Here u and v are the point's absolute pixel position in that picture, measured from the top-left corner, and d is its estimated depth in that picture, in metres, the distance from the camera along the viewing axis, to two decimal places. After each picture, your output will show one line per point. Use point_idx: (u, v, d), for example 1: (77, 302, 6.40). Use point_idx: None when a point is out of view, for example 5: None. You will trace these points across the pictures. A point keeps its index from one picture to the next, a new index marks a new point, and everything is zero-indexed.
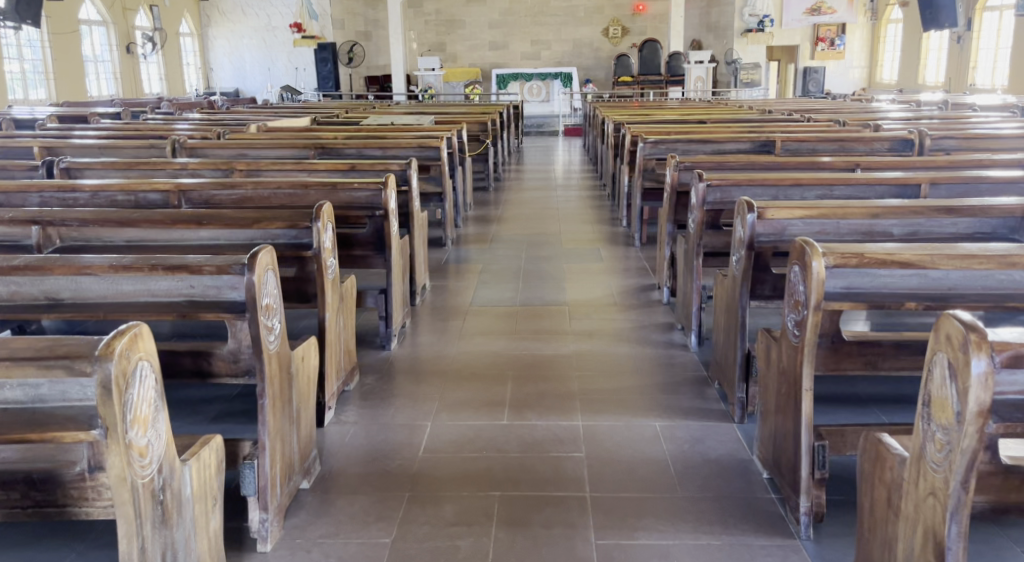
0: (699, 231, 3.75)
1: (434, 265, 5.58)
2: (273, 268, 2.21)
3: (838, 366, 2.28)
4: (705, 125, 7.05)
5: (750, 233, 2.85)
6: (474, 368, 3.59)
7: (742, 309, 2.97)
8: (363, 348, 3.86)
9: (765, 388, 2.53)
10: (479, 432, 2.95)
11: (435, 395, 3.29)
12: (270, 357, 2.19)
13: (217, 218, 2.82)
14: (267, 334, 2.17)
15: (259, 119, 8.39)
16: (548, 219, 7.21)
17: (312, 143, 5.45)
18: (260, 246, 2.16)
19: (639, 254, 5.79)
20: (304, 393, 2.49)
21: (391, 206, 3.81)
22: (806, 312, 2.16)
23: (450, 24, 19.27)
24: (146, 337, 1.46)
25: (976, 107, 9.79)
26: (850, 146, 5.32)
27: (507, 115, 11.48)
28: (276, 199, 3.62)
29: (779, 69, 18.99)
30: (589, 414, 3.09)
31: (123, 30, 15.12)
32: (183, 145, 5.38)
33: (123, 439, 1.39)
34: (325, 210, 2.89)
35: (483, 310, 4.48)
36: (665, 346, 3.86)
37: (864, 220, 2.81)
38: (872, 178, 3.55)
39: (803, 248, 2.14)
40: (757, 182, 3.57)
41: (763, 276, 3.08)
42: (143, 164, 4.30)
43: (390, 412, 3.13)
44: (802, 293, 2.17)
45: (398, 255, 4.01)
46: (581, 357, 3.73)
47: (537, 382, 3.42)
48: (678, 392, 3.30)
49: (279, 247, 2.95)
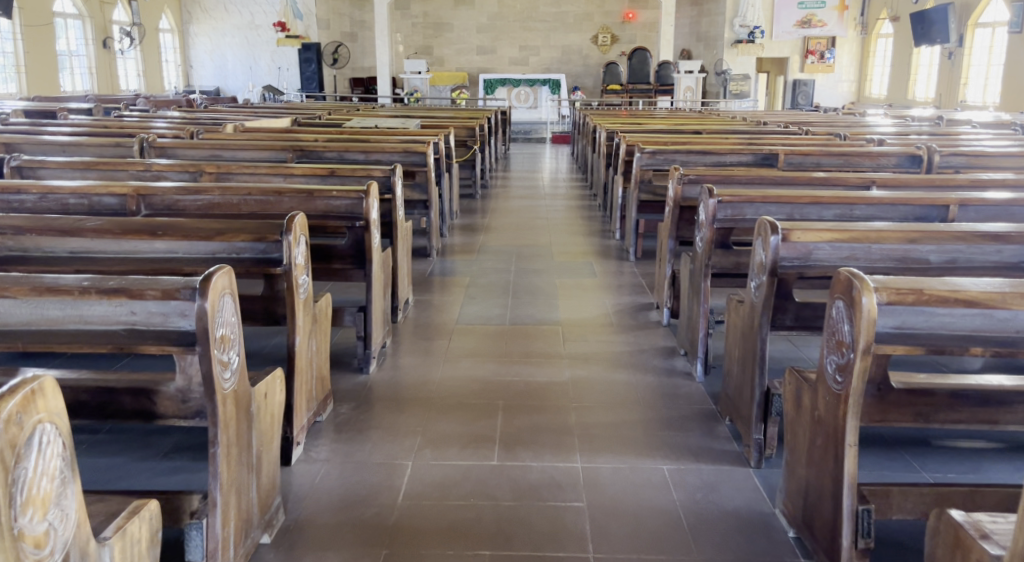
0: (710, 250, 3.40)
1: (417, 277, 5.26)
2: (230, 292, 1.88)
3: (884, 417, 1.97)
4: (701, 136, 6.79)
5: (773, 257, 2.56)
6: (461, 396, 3.26)
7: (761, 341, 2.68)
8: (337, 371, 3.52)
9: (793, 437, 2.23)
10: (466, 474, 2.63)
11: (418, 428, 2.96)
12: (225, 398, 1.86)
13: (176, 229, 2.51)
14: (221, 370, 1.84)
15: (236, 119, 8.06)
16: (536, 230, 6.90)
17: (290, 145, 5.12)
18: (215, 266, 1.83)
19: (633, 270, 5.48)
20: (266, 436, 2.15)
21: (373, 216, 3.47)
22: (851, 356, 1.86)
23: (437, 27, 18.94)
24: (48, 394, 1.14)
25: (973, 123, 9.58)
26: (857, 161, 5.05)
27: (494, 122, 11.20)
28: (246, 207, 3.31)
29: (768, 81, 18.82)
30: (588, 453, 2.78)
31: (100, 24, 14.72)
32: (152, 143, 5.04)
33: (10, 530, 1.06)
34: (298, 222, 2.58)
35: (468, 329, 4.16)
36: (667, 374, 3.55)
37: (898, 246, 2.53)
38: (895, 199, 3.28)
39: (849, 281, 1.85)
40: (773, 200, 3.30)
41: (784, 304, 2.78)
42: (103, 164, 3.98)
43: (367, 448, 2.79)
44: (847, 334, 1.87)
45: (379, 269, 3.68)
46: (576, 385, 3.41)
47: (530, 414, 3.10)
48: (685, 428, 3.00)
49: (245, 264, 2.60)
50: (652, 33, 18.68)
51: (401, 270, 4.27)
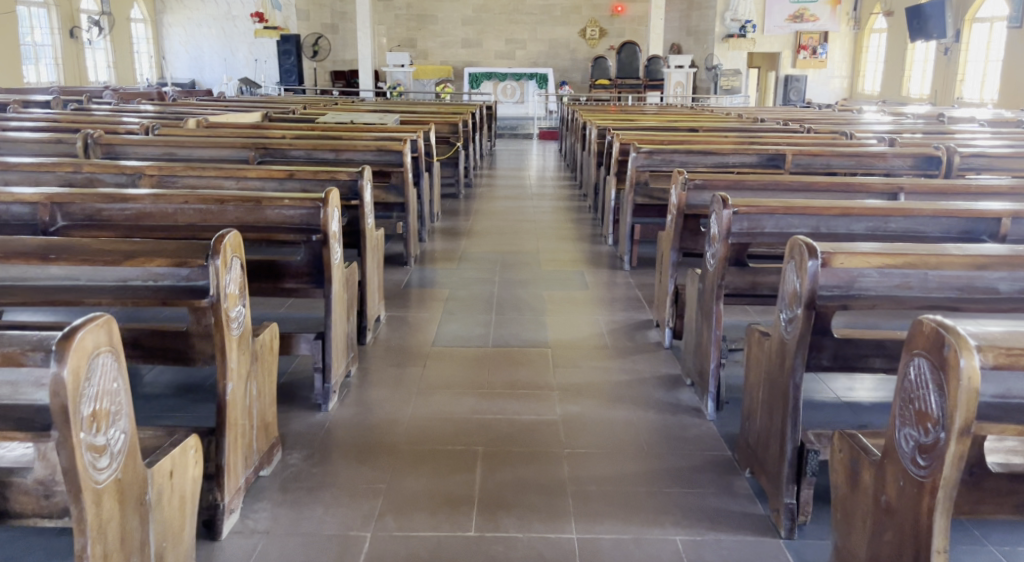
0: (722, 269, 2.94)
1: (391, 289, 4.78)
2: (109, 349, 1.38)
3: (975, 510, 1.53)
4: (698, 133, 6.32)
5: (811, 286, 2.11)
6: (433, 442, 2.77)
7: (794, 387, 2.21)
8: (291, 409, 3.02)
9: (847, 520, 1.77)
10: (436, 551, 2.16)
11: (381, 486, 2.47)
12: (99, 496, 1.37)
13: (75, 251, 2.03)
14: (92, 459, 1.35)
15: (203, 113, 7.51)
16: (521, 234, 6.42)
17: (252, 142, 4.60)
18: (89, 316, 1.34)
19: (628, 281, 5.02)
20: (171, 527, 1.67)
21: (333, 228, 2.95)
22: (940, 438, 1.38)
23: (421, 19, 18.39)
24: None
25: (978, 120, 9.14)
26: (870, 163, 4.59)
27: (479, 116, 10.70)
28: (184, 217, 2.80)
29: (759, 77, 18.41)
30: (584, 520, 2.32)
31: (66, 13, 14.13)
32: (98, 139, 4.58)
33: None
34: (229, 242, 2.09)
35: (445, 354, 3.67)
36: (672, 411, 3.08)
37: (962, 273, 2.07)
38: (938, 212, 2.83)
39: (939, 335, 1.37)
40: (799, 211, 2.81)
41: (821, 341, 2.31)
42: (25, 167, 3.46)
43: (315, 515, 2.31)
44: (935, 408, 1.39)
45: (342, 286, 3.17)
46: (569, 426, 2.93)
47: (514, 465, 2.62)
48: (697, 484, 2.53)
49: (164, 294, 2.11)
50: (641, 27, 18.20)
51: (370, 285, 3.78)
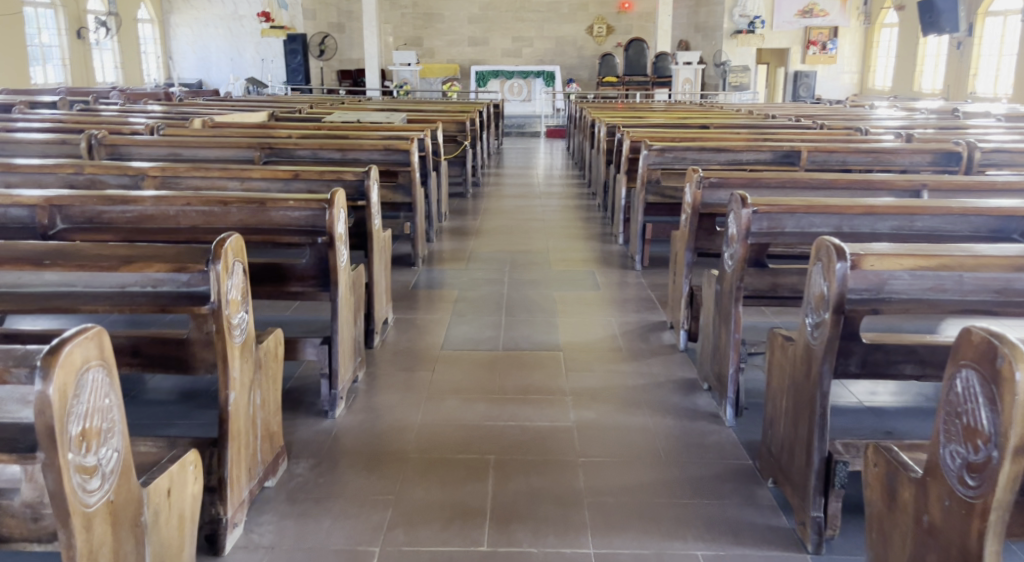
0: (741, 270, 2.84)
1: (398, 290, 4.70)
2: (99, 363, 1.29)
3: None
4: (710, 129, 6.21)
5: (840, 289, 2.00)
6: (444, 451, 2.67)
7: (821, 395, 2.11)
8: (297, 416, 2.94)
9: (885, 538, 1.68)
10: None
11: (390, 497, 2.38)
12: (89, 520, 1.28)
13: (69, 256, 1.95)
14: (81, 481, 1.26)
15: (209, 112, 7.44)
16: (530, 233, 6.33)
17: (257, 142, 4.51)
18: (79, 328, 1.26)
19: (639, 281, 4.92)
20: (168, 548, 1.59)
21: (339, 230, 2.86)
22: (992, 455, 1.28)
23: (428, 18, 18.31)
24: None
25: (994, 115, 8.99)
26: (888, 159, 4.48)
27: (487, 115, 10.61)
28: (186, 219, 2.71)
29: (769, 72, 18.25)
30: (601, 532, 2.23)
31: (73, 13, 14.10)
32: (101, 140, 4.49)
33: None
34: (229, 246, 2.01)
35: (455, 357, 3.57)
36: (689, 417, 2.98)
37: (998, 276, 1.96)
38: (965, 210, 2.72)
39: (989, 346, 1.28)
40: (821, 210, 2.71)
41: (849, 346, 2.21)
42: (27, 168, 3.40)
43: (322, 528, 2.22)
44: (986, 424, 1.29)
45: (349, 289, 3.08)
46: (583, 432, 2.84)
47: (527, 475, 2.53)
48: (719, 494, 2.43)
49: (162, 299, 2.02)
50: (648, 23, 18.05)
51: (377, 287, 3.69)
